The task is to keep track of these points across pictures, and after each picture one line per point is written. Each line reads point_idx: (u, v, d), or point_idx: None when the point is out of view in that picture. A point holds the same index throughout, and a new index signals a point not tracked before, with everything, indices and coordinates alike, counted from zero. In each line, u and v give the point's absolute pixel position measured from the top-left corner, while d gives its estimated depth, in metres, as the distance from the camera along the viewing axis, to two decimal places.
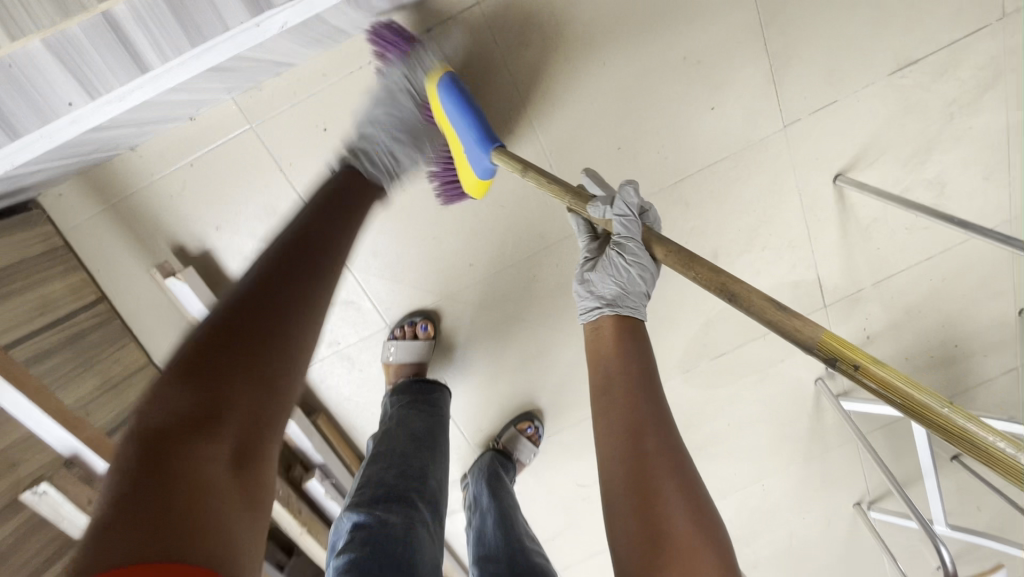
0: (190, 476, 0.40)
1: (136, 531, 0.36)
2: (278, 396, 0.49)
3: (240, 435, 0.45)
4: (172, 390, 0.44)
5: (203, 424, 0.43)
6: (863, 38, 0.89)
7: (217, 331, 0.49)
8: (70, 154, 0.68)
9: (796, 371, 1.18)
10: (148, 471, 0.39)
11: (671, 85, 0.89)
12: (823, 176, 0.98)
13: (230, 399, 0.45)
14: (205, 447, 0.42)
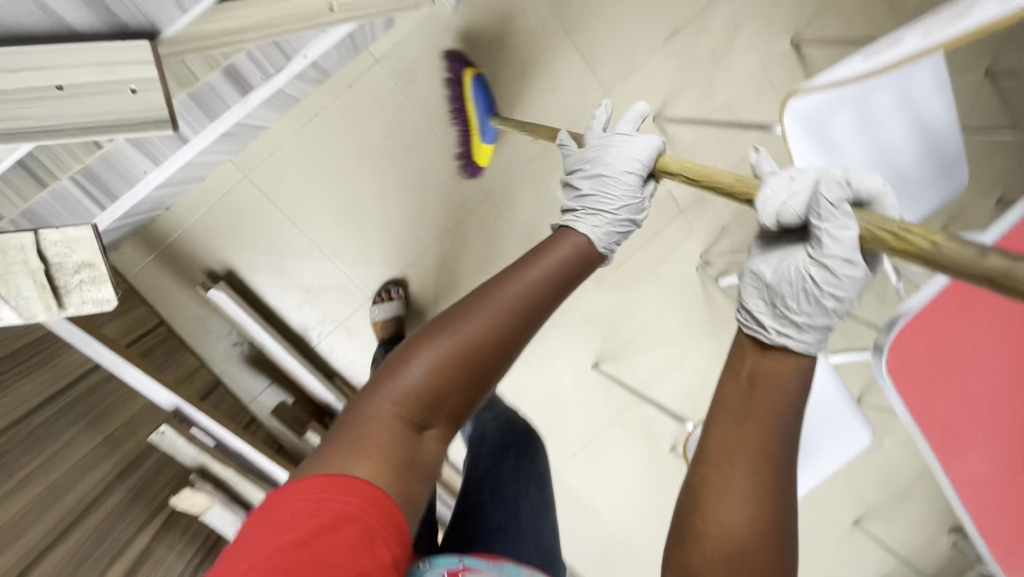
0: (406, 419, 0.54)
1: (355, 462, 0.50)
2: (494, 365, 0.59)
3: (413, 397, 0.55)
4: (397, 360, 0.58)
5: (438, 362, 0.56)
6: (636, 25, 1.34)
7: (432, 327, 0.59)
8: (138, 210, 1.07)
9: (680, 265, 1.57)
10: (359, 415, 0.55)
11: (521, 83, 1.31)
12: (645, 121, 1.41)
13: (461, 358, 0.57)
14: (430, 384, 0.55)
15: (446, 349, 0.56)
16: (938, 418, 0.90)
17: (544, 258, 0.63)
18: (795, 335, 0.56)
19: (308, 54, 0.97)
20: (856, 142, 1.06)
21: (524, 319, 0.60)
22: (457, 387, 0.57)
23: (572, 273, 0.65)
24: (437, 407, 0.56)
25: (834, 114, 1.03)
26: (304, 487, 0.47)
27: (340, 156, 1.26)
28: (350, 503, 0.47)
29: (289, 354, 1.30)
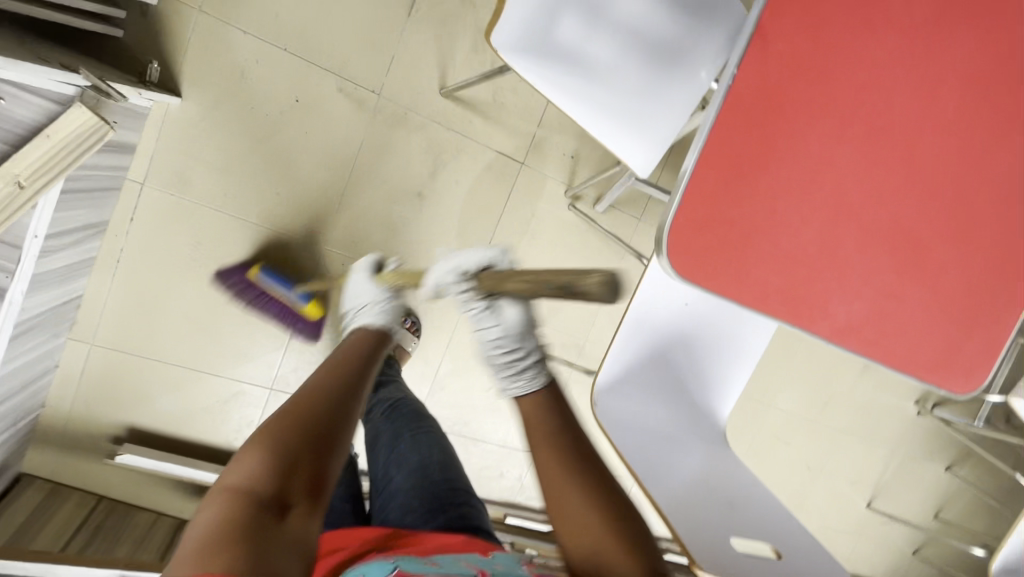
0: (263, 500, 0.56)
1: (203, 548, 0.50)
2: (323, 439, 0.65)
3: (274, 472, 0.59)
4: (228, 472, 0.59)
5: (269, 456, 0.60)
6: (371, 13, 1.25)
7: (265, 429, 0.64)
8: (0, 429, 1.13)
9: (551, 211, 1.49)
10: (235, 503, 0.55)
11: (291, 129, 1.26)
12: (435, 99, 1.33)
13: (276, 448, 0.61)
14: (266, 482, 0.58)
15: (270, 444, 0.62)
16: (770, 284, 0.82)
17: (329, 363, 0.80)
18: (516, 383, 0.94)
19: (37, 233, 0.96)
20: (596, 36, 0.96)
21: (317, 423, 0.67)
22: (296, 469, 0.61)
23: (353, 365, 0.81)
24: (295, 478, 0.60)
25: (554, 18, 0.93)
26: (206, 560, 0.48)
27: (164, 284, 1.27)
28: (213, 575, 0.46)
29: (222, 473, 1.34)
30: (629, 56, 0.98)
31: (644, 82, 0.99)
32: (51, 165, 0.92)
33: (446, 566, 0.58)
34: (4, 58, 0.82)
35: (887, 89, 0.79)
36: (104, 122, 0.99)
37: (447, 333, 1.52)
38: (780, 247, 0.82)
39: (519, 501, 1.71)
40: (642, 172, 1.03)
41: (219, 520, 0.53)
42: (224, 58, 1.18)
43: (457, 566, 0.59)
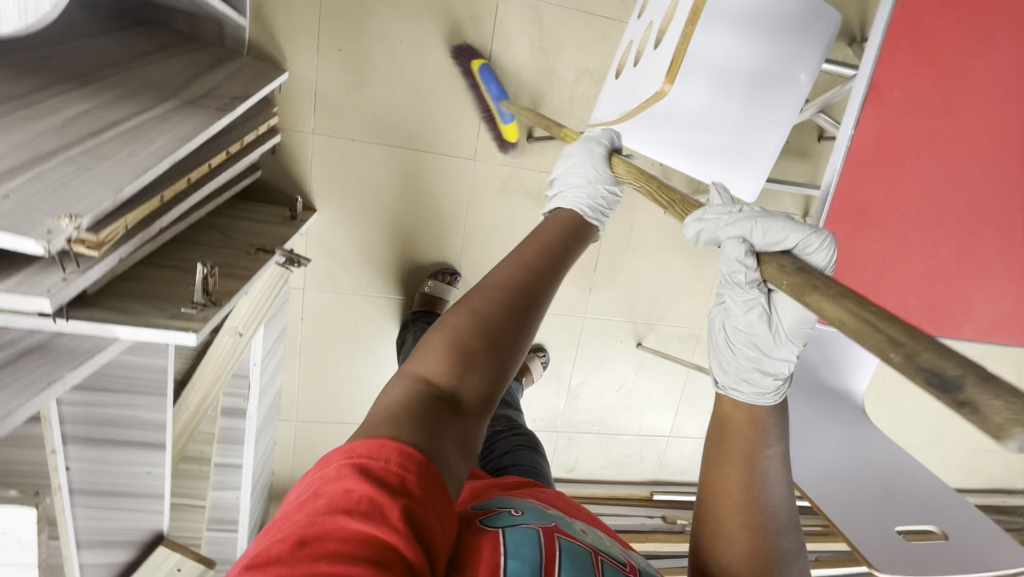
0: (439, 395, 0.48)
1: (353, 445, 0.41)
2: (509, 340, 0.54)
3: (456, 370, 0.50)
4: (451, 323, 0.54)
5: (469, 328, 0.53)
6: (455, 87, 1.32)
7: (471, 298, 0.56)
8: (257, 500, 1.44)
9: (649, 219, 1.54)
10: (404, 396, 0.47)
11: (408, 211, 1.40)
12: (524, 148, 1.40)
13: (460, 334, 0.52)
14: (444, 365, 0.50)
15: (470, 311, 0.55)
16: (914, 306, 0.86)
17: (534, 237, 0.66)
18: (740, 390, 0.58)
19: (257, 361, 1.20)
20: (690, 92, 0.99)
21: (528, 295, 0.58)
22: (481, 352, 0.52)
23: (557, 245, 0.66)
24: (468, 382, 0.50)
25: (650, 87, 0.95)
26: (369, 442, 0.41)
27: (337, 362, 1.50)
28: (394, 454, 0.40)
29: None
30: (726, 99, 1.00)
31: (743, 118, 1.02)
32: (257, 313, 1.14)
33: (592, 540, 0.59)
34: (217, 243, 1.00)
35: (1012, 93, 0.78)
36: (281, 270, 1.18)
37: (572, 350, 1.65)
38: (916, 269, 0.84)
39: (663, 478, 1.87)
40: (750, 199, 1.12)
41: (389, 412, 0.45)
42: (342, 166, 1.33)
43: (608, 544, 0.60)
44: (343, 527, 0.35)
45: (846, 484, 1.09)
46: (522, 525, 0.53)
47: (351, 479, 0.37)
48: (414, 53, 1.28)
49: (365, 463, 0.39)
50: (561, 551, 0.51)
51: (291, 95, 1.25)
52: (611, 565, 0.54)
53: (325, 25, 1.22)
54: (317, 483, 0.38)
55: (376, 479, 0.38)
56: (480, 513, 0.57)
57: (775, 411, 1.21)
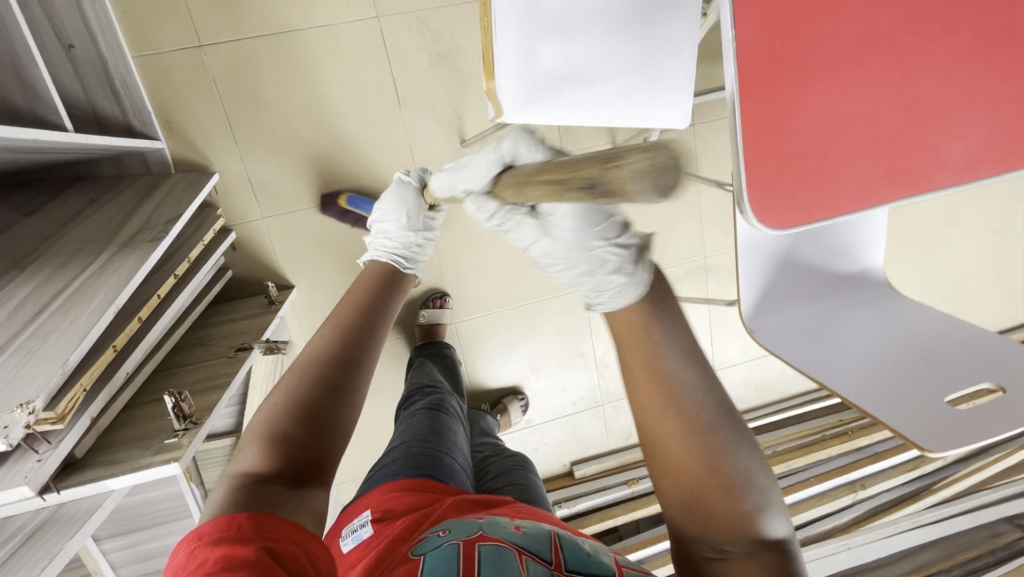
0: (277, 476, 0.49)
1: (186, 546, 0.45)
2: (334, 397, 0.55)
3: (278, 452, 0.50)
4: (273, 409, 0.53)
5: (308, 407, 0.53)
6: (374, 123, 1.32)
7: (289, 379, 0.56)
8: None
9: None
10: (244, 484, 0.48)
11: None
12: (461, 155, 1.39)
13: (285, 392, 0.55)
14: (303, 438, 0.52)
15: (285, 391, 0.55)
16: (872, 176, 0.81)
17: (342, 297, 0.69)
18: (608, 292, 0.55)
19: None
20: (577, 39, 0.95)
21: (335, 358, 0.58)
22: (304, 422, 0.52)
23: (364, 301, 0.69)
24: (299, 448, 0.51)
25: (534, 55, 0.94)
26: (212, 524, 0.44)
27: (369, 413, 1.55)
28: (242, 518, 0.44)
29: None
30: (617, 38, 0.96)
31: (643, 45, 0.97)
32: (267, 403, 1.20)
33: (528, 540, 0.64)
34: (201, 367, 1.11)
35: None
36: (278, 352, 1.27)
37: (584, 325, 1.63)
38: (864, 139, 0.79)
39: None
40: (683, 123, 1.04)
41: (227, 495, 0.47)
42: (301, 238, 1.36)
43: (540, 541, 0.65)
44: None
45: (883, 366, 1.05)
46: (447, 540, 0.63)
47: (219, 554, 0.42)
48: (325, 110, 1.29)
49: (222, 534, 0.43)
50: (479, 556, 0.58)
51: (229, 192, 1.29)
52: (535, 563, 0.59)
53: (234, 117, 1.25)
54: (179, 566, 0.44)
55: (232, 546, 0.42)
56: (415, 540, 0.68)
57: (790, 323, 1.18)
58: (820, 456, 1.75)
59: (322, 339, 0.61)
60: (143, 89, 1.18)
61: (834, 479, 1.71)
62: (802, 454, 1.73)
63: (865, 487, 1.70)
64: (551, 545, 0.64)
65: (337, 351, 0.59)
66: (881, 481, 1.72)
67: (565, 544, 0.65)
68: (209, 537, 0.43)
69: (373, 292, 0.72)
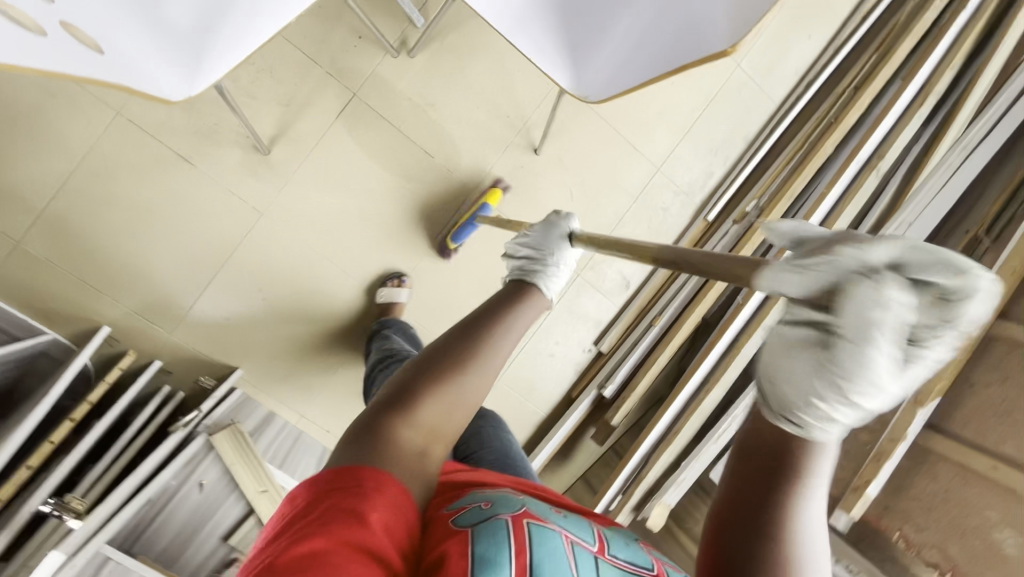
0: (412, 439, 0.56)
1: (306, 498, 0.49)
2: (460, 393, 0.61)
3: (418, 418, 0.57)
4: (420, 382, 0.60)
5: (448, 387, 0.60)
6: (188, 194, 1.36)
7: (442, 361, 0.61)
8: None
9: (409, 74, 1.42)
10: (385, 424, 0.56)
11: (277, 294, 1.44)
12: (274, 163, 1.39)
13: (420, 386, 0.59)
14: (440, 420, 0.59)
15: (428, 374, 0.60)
16: None
17: (519, 295, 0.71)
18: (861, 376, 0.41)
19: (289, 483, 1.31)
20: None
21: (477, 364, 0.62)
22: (431, 403, 0.58)
23: (503, 303, 0.69)
24: (432, 424, 0.58)
25: (159, 13, 0.89)
26: (330, 496, 0.48)
27: None
28: (361, 512, 0.47)
29: (553, 433, 1.59)
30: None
31: None
32: (247, 462, 1.24)
33: (569, 520, 0.62)
34: (189, 481, 1.19)
35: None
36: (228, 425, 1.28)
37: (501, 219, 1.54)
38: None
39: (700, 198, 1.64)
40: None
41: (354, 438, 0.55)
42: (211, 327, 1.42)
43: (581, 522, 0.63)
44: (353, 548, 0.44)
45: None
46: (492, 518, 0.55)
47: (368, 506, 0.48)
48: (142, 217, 1.35)
49: (336, 519, 0.46)
50: (531, 540, 0.53)
51: (133, 332, 1.38)
52: (582, 547, 0.57)
53: (87, 276, 1.34)
54: (291, 528, 0.46)
55: (349, 529, 0.46)
56: (451, 509, 0.57)
57: (616, 57, 1.03)
58: (818, 163, 1.50)
59: (466, 331, 0.64)
60: (12, 305, 1.30)
61: (846, 174, 1.45)
62: (798, 175, 1.50)
63: (884, 155, 1.43)
64: (597, 538, 0.61)
65: (473, 350, 0.62)
66: (900, 138, 1.44)
67: (610, 539, 0.63)
68: (329, 522, 0.46)
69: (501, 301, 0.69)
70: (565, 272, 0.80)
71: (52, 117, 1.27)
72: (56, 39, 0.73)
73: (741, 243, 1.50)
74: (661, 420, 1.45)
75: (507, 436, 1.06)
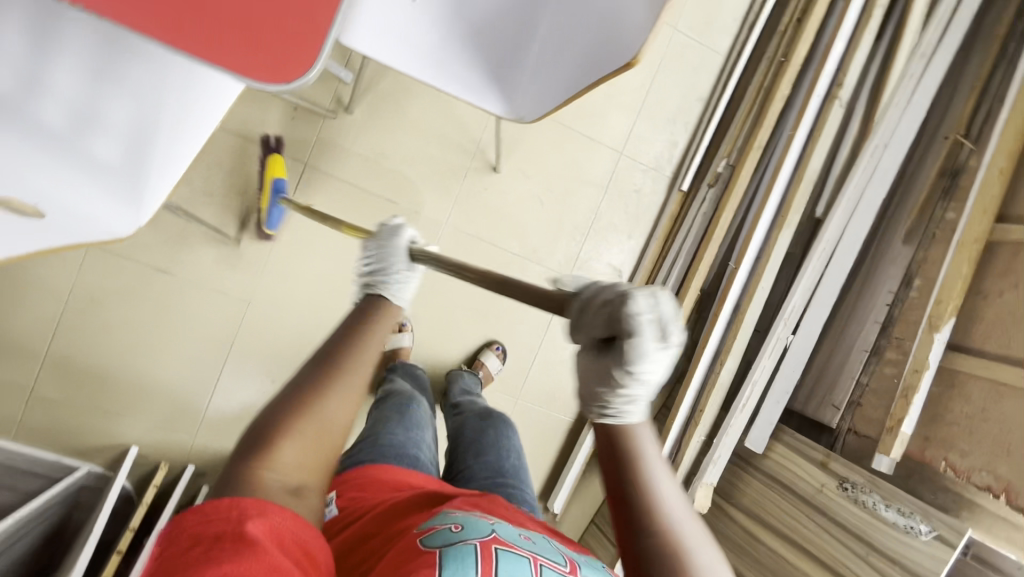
0: (284, 485, 0.56)
1: (176, 543, 0.48)
2: (324, 433, 0.61)
3: (291, 464, 0.57)
4: (281, 424, 0.59)
5: (309, 421, 0.60)
6: (173, 303, 1.39)
7: (301, 402, 0.61)
8: None
9: (353, 130, 1.43)
10: (253, 473, 0.55)
11: (283, 375, 1.46)
12: (248, 251, 1.41)
13: (280, 427, 0.59)
14: (309, 457, 0.59)
15: (291, 419, 0.60)
16: None
17: (376, 319, 0.73)
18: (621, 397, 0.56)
19: None
20: (103, 113, 0.90)
21: (337, 401, 0.63)
22: (296, 450, 0.58)
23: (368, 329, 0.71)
24: (305, 464, 0.59)
25: (92, 155, 0.91)
26: (205, 528, 0.48)
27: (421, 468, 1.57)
28: (237, 531, 0.48)
29: (584, 438, 1.58)
30: (119, 72, 0.89)
31: (140, 57, 0.89)
32: None
33: (537, 545, 0.64)
34: None
35: None
36: None
37: (480, 244, 1.53)
38: None
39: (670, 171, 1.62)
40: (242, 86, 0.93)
41: (217, 485, 0.54)
42: (230, 419, 1.44)
43: (551, 545, 0.65)
44: (247, 568, 0.45)
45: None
46: (459, 542, 0.58)
47: (251, 527, 0.49)
48: (138, 335, 1.38)
49: (215, 545, 0.46)
50: (496, 565, 0.57)
51: (158, 445, 1.42)
52: (552, 569, 0.60)
53: (105, 402, 1.38)
54: (170, 565, 0.46)
55: (233, 550, 0.46)
56: (422, 531, 0.61)
57: (538, 75, 1.01)
58: (779, 107, 1.46)
59: (325, 368, 0.64)
60: (42, 450, 1.35)
61: (809, 111, 1.40)
62: (760, 124, 1.46)
63: (844, 83, 1.38)
64: (564, 557, 0.64)
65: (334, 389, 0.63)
66: (856, 59, 1.38)
67: (579, 560, 0.65)
68: (205, 550, 0.46)
69: (367, 324, 0.71)
70: (412, 281, 0.79)
71: (32, 266, 1.32)
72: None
73: (721, 208, 1.48)
74: (684, 401, 1.42)
75: (509, 445, 1.07)
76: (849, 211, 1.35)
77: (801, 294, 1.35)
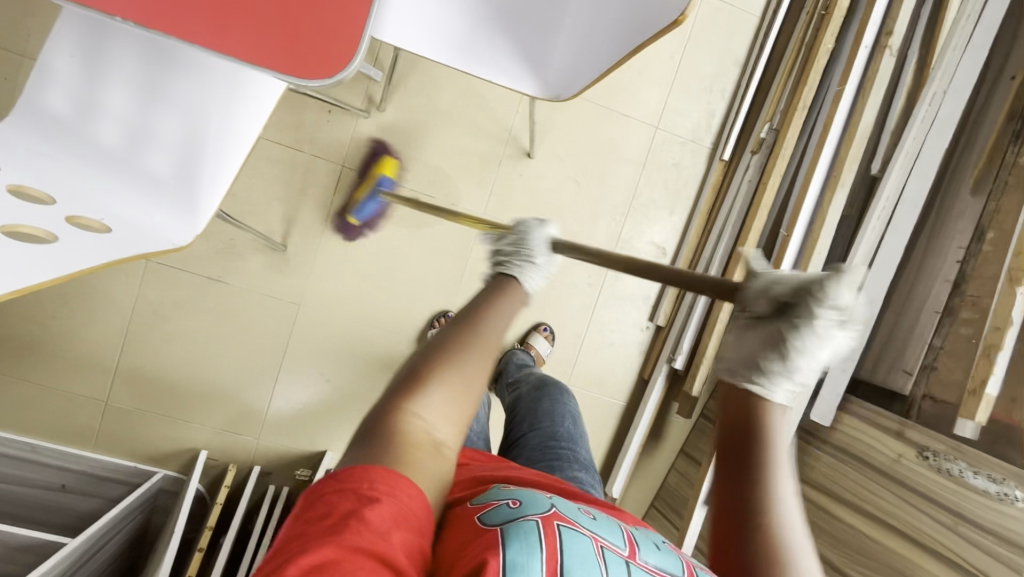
0: (426, 438, 0.55)
1: (303, 526, 0.45)
2: (468, 401, 0.58)
3: (435, 428, 0.56)
4: (430, 383, 0.56)
5: (450, 379, 0.57)
6: (229, 312, 1.44)
7: (443, 361, 0.58)
8: None
9: (387, 127, 1.44)
10: (398, 430, 0.53)
11: (337, 374, 1.49)
12: (296, 255, 1.44)
13: (422, 381, 0.57)
14: (454, 412, 0.57)
15: (439, 376, 0.57)
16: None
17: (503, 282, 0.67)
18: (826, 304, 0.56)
19: None
20: (153, 128, 0.94)
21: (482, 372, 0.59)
22: (440, 408, 0.56)
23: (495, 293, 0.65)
24: (447, 428, 0.57)
25: (148, 172, 0.94)
26: (334, 510, 0.45)
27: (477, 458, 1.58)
28: (358, 515, 0.45)
29: (638, 421, 1.55)
30: (169, 85, 0.93)
31: (185, 68, 0.92)
32: None
33: (597, 522, 0.60)
34: None
35: None
36: None
37: None
38: None
39: (708, 142, 1.57)
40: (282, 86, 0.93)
41: (359, 436, 0.53)
42: (291, 420, 1.48)
43: (610, 523, 0.62)
44: (364, 557, 0.42)
45: None
46: (520, 518, 0.54)
47: (376, 510, 0.46)
48: (198, 343, 1.43)
49: (339, 531, 0.44)
50: (562, 541, 0.53)
51: (226, 449, 1.47)
52: (611, 552, 0.56)
53: (172, 410, 1.44)
54: (295, 547, 0.43)
55: (357, 538, 0.43)
56: (478, 507, 0.59)
57: (571, 50, 0.99)
58: (823, 62, 1.38)
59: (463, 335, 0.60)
60: (122, 458, 1.43)
61: (857, 64, 1.32)
62: (803, 83, 1.39)
63: (893, 31, 1.29)
64: (625, 536, 0.60)
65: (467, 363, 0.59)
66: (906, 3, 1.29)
67: (636, 537, 0.62)
68: (329, 536, 0.43)
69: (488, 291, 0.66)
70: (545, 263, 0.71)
71: (98, 285, 1.38)
72: (68, 237, 0.83)
73: (767, 174, 1.41)
74: None
75: (564, 412, 1.04)
76: (908, 165, 1.27)
77: (861, 256, 1.28)
